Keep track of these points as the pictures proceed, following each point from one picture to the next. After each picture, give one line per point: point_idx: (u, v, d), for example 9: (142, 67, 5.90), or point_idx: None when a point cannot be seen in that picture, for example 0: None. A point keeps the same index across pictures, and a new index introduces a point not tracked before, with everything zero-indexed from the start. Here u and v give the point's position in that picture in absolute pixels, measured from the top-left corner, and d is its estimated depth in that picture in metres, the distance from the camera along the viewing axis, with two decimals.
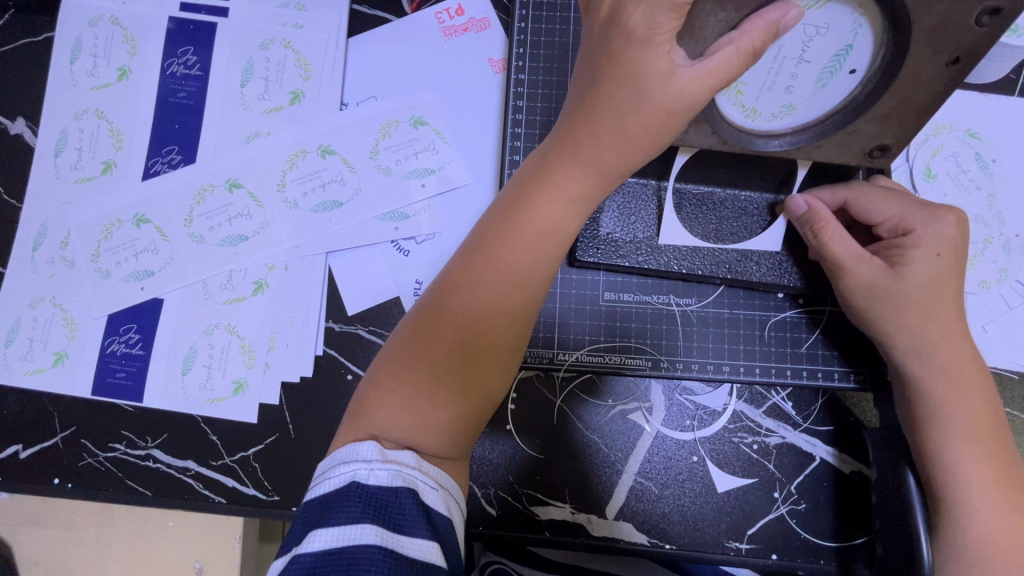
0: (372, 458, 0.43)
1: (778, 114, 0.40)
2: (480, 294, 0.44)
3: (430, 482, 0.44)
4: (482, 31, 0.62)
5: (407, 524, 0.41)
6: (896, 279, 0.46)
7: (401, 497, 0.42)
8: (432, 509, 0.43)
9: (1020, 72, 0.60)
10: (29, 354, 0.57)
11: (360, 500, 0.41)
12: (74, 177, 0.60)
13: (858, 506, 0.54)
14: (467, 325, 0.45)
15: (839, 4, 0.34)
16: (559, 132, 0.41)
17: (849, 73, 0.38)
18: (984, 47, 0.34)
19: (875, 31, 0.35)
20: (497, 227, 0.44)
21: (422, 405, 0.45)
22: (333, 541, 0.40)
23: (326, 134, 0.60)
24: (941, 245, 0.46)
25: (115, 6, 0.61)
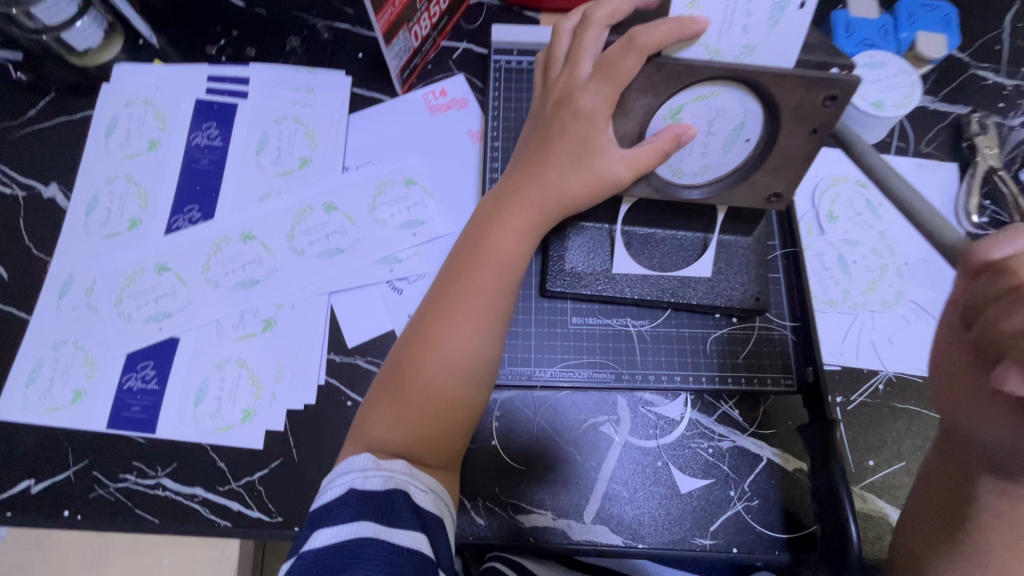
0: (366, 467, 0.50)
1: (697, 172, 0.52)
2: (457, 315, 0.54)
3: (420, 486, 0.50)
4: (462, 108, 0.75)
5: (398, 519, 0.47)
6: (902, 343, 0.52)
7: (392, 496, 0.48)
8: (423, 509, 0.49)
9: (892, 136, 0.76)
10: (49, 392, 0.62)
11: (356, 503, 0.47)
12: (103, 233, 0.68)
13: (801, 501, 0.62)
14: (448, 347, 0.53)
15: (731, 94, 0.46)
16: (519, 183, 0.55)
17: (746, 141, 0.50)
18: (833, 120, 0.47)
19: (761, 111, 0.47)
20: (470, 262, 0.55)
21: (410, 413, 0.53)
22: (333, 537, 0.45)
23: (331, 193, 0.70)
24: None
25: (149, 90, 0.72)
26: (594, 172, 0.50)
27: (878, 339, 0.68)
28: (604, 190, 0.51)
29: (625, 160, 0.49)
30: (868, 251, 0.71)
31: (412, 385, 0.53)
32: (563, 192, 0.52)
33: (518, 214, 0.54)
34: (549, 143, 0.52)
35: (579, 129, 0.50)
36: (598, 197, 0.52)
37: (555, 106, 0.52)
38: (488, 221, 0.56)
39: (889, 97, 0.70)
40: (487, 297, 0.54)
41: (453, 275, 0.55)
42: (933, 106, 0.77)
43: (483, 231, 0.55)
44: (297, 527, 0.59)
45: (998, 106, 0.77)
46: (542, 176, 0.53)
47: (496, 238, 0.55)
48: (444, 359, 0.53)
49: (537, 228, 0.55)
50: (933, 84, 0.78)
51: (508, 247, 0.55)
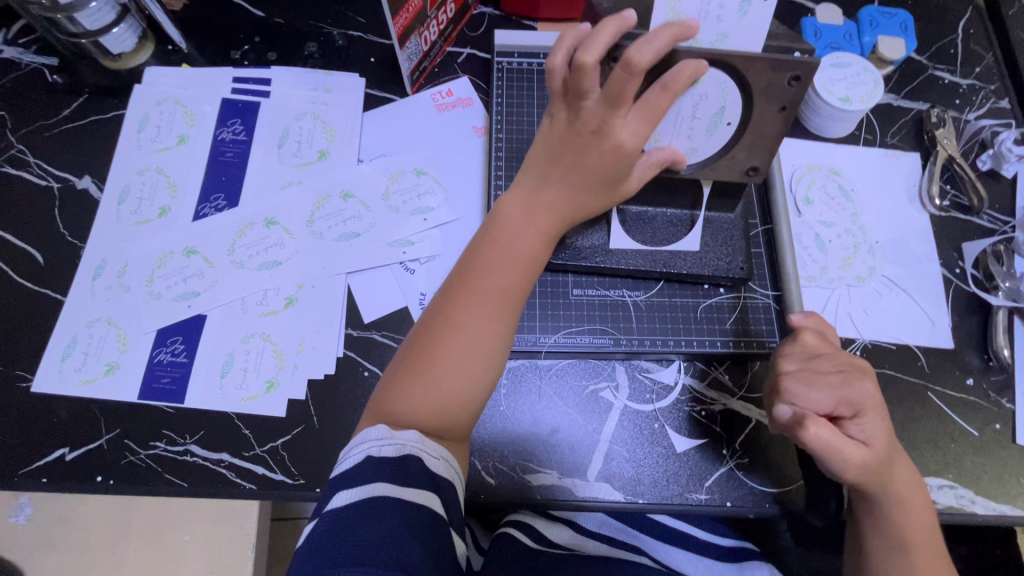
0: (382, 437, 0.52)
1: (686, 153, 0.59)
2: (474, 311, 0.55)
3: (432, 453, 0.53)
4: (467, 106, 0.81)
5: (411, 479, 0.50)
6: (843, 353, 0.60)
7: (406, 460, 0.51)
8: (436, 474, 0.52)
9: (859, 128, 0.83)
10: (83, 366, 0.66)
11: (373, 466, 0.50)
12: (134, 220, 0.73)
13: (789, 458, 0.66)
14: (470, 337, 0.55)
15: (710, 85, 0.52)
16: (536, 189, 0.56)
17: (727, 125, 0.56)
18: (799, 100, 0.53)
19: (737, 97, 0.54)
20: (488, 255, 0.56)
21: (434, 403, 0.54)
22: (353, 497, 0.48)
23: (347, 183, 0.76)
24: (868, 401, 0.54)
25: (178, 91, 0.78)
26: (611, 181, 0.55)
27: (854, 310, 0.73)
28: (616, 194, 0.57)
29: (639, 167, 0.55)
30: (841, 230, 0.77)
31: (435, 373, 0.54)
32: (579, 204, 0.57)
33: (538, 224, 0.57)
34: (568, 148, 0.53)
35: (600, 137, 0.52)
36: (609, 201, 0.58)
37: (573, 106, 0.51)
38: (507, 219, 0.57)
39: (854, 93, 0.77)
40: (505, 292, 0.56)
41: (469, 270, 0.56)
42: (896, 102, 0.85)
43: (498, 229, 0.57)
44: (319, 488, 0.63)
45: (955, 102, 0.85)
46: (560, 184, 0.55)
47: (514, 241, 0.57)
48: (465, 350, 0.55)
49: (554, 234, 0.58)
50: (896, 83, 0.86)
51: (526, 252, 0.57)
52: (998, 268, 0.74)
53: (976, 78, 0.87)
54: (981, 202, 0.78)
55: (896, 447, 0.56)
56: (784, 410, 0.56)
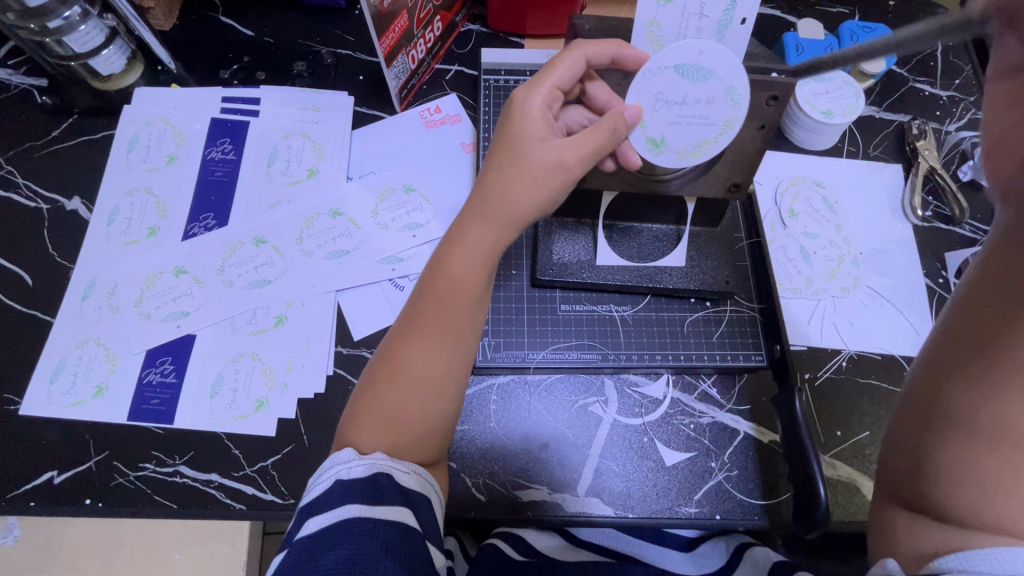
0: (350, 459, 0.54)
1: (734, 100, 0.51)
2: (421, 342, 0.57)
3: (402, 467, 0.55)
4: (455, 123, 0.82)
5: (384, 497, 0.52)
6: None
7: (376, 479, 0.53)
8: (408, 488, 0.54)
9: (842, 141, 0.84)
10: (71, 388, 0.66)
11: (343, 488, 0.52)
12: (123, 240, 0.73)
13: (777, 469, 0.67)
14: (415, 370, 0.56)
15: (640, 90, 0.51)
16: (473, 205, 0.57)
17: (699, 52, 0.49)
18: (778, 118, 0.54)
19: (665, 58, 0.49)
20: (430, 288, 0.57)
21: (386, 427, 0.56)
22: (322, 522, 0.50)
23: (337, 200, 0.76)
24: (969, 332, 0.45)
25: (167, 111, 0.79)
26: (538, 165, 0.54)
27: (839, 321, 0.74)
28: (550, 177, 0.54)
29: (570, 145, 0.53)
30: (826, 242, 0.78)
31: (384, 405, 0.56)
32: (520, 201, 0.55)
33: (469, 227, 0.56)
34: (495, 146, 0.56)
35: (522, 128, 0.55)
36: (545, 187, 0.54)
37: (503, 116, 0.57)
38: (445, 245, 0.58)
39: (836, 106, 0.79)
40: (451, 323, 0.57)
41: (421, 304, 0.57)
42: (878, 114, 0.86)
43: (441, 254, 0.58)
44: None
45: (936, 114, 0.87)
46: (486, 179, 0.56)
47: (451, 256, 0.57)
48: (413, 382, 0.56)
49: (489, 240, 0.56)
50: (877, 96, 0.87)
51: (461, 266, 0.56)
52: None
53: (955, 90, 0.88)
54: (964, 212, 0.79)
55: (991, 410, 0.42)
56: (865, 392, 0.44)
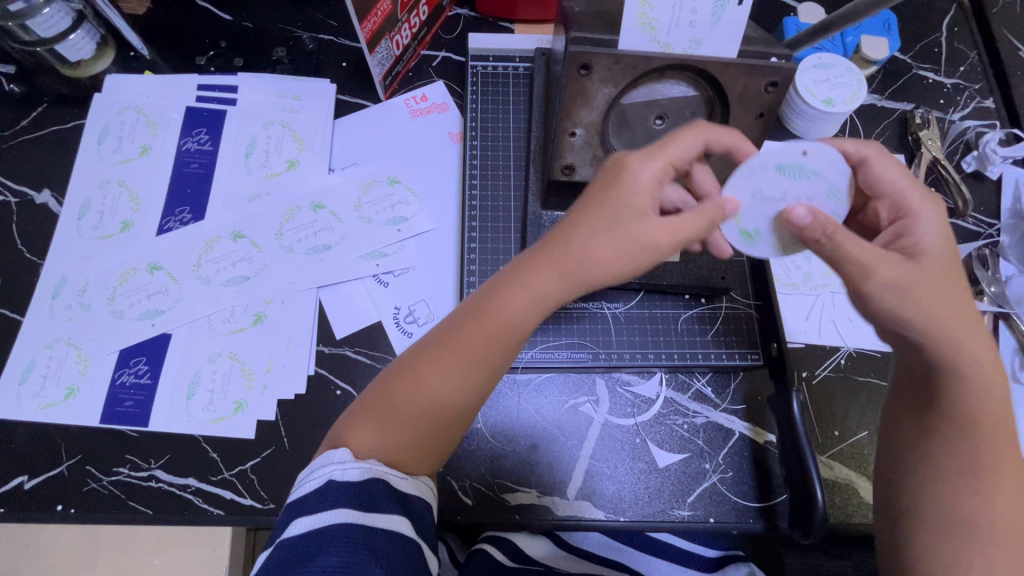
0: (346, 460, 0.50)
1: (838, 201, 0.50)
2: (450, 360, 0.51)
3: (400, 474, 0.52)
4: (442, 112, 0.79)
5: (378, 503, 0.49)
6: (917, 266, 0.43)
7: (372, 484, 0.50)
8: (405, 493, 0.51)
9: (843, 130, 0.81)
10: (41, 390, 0.64)
11: (338, 490, 0.49)
12: (95, 235, 0.70)
13: (772, 471, 0.65)
14: (437, 388, 0.51)
15: (735, 173, 0.50)
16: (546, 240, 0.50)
17: (802, 151, 0.50)
18: (777, 106, 0.52)
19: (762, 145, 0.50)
20: (473, 315, 0.51)
21: (396, 436, 0.52)
22: (311, 525, 0.47)
23: (318, 193, 0.73)
24: (933, 230, 0.45)
25: (140, 99, 0.75)
26: (633, 244, 0.46)
27: (839, 317, 0.72)
28: (641, 259, 0.47)
29: (667, 228, 0.46)
30: None
31: (396, 417, 0.52)
32: (589, 261, 0.47)
33: (535, 274, 0.49)
34: (587, 204, 0.48)
35: (625, 197, 0.47)
36: (627, 268, 0.47)
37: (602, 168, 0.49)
38: (499, 282, 0.51)
39: (837, 95, 0.76)
40: (481, 351, 0.51)
41: (456, 321, 0.51)
42: (881, 103, 0.83)
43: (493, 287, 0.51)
44: None
45: (940, 102, 0.84)
46: (569, 242, 0.48)
47: (503, 294, 0.50)
48: (431, 398, 0.52)
49: (550, 295, 0.49)
50: (879, 84, 0.84)
51: (513, 307, 0.49)
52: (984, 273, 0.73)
53: (960, 78, 0.85)
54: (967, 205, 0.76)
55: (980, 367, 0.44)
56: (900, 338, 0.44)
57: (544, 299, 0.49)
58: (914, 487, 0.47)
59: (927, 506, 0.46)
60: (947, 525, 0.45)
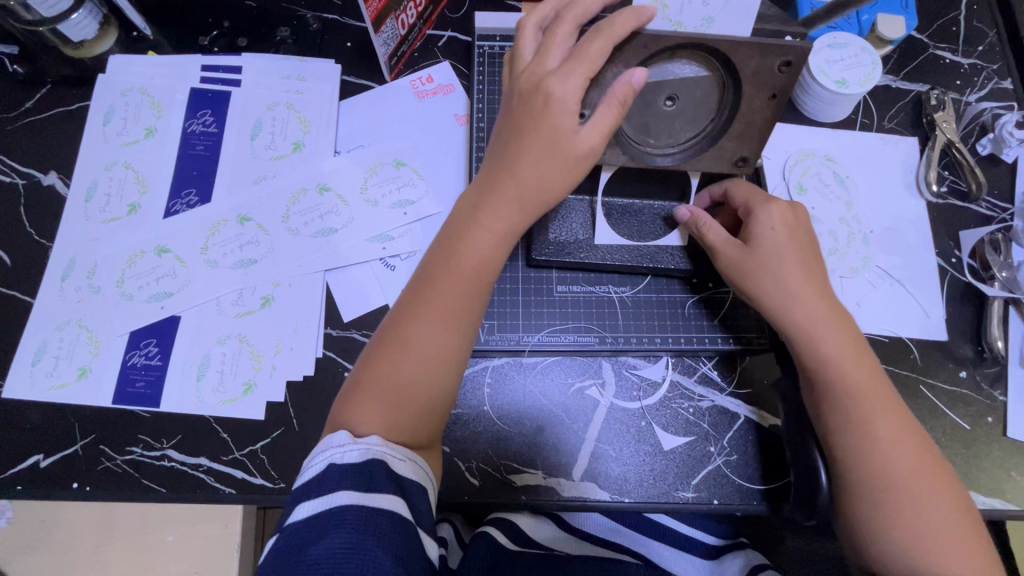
0: (345, 443, 0.53)
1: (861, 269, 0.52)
2: (430, 313, 0.57)
3: (397, 453, 0.54)
4: (448, 93, 0.78)
5: (377, 484, 0.51)
6: (748, 249, 0.59)
7: (370, 466, 0.52)
8: (401, 475, 0.53)
9: (856, 112, 0.80)
10: (54, 370, 0.64)
11: (337, 474, 0.51)
12: (102, 218, 0.70)
13: (777, 454, 0.65)
14: (422, 345, 0.57)
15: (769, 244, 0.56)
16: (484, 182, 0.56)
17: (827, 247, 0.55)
18: (791, 86, 0.51)
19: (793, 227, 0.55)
20: (438, 263, 0.57)
21: (390, 402, 0.56)
22: (313, 509, 0.49)
23: (324, 175, 0.73)
24: (777, 223, 0.59)
25: (144, 80, 0.75)
26: (567, 155, 0.52)
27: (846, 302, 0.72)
28: (579, 167, 0.53)
29: (594, 131, 0.51)
30: (836, 221, 0.74)
31: (388, 382, 0.56)
32: (536, 187, 0.54)
33: (493, 211, 0.55)
34: (520, 137, 0.53)
35: (556, 119, 0.51)
36: (574, 175, 0.54)
37: (523, 98, 0.53)
38: (455, 225, 0.57)
39: (852, 75, 0.74)
40: (460, 297, 0.57)
41: (428, 276, 0.57)
42: (895, 84, 0.82)
43: (457, 234, 0.57)
44: None
45: (956, 83, 0.82)
46: (516, 173, 0.54)
47: (470, 238, 0.56)
48: (421, 359, 0.57)
49: (511, 227, 0.56)
50: (894, 64, 0.82)
51: (483, 249, 0.56)
52: (996, 257, 0.72)
53: (977, 58, 0.83)
54: (980, 188, 0.75)
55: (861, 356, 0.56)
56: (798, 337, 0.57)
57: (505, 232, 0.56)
58: (844, 450, 0.54)
59: (860, 457, 0.54)
60: (861, 459, 0.54)
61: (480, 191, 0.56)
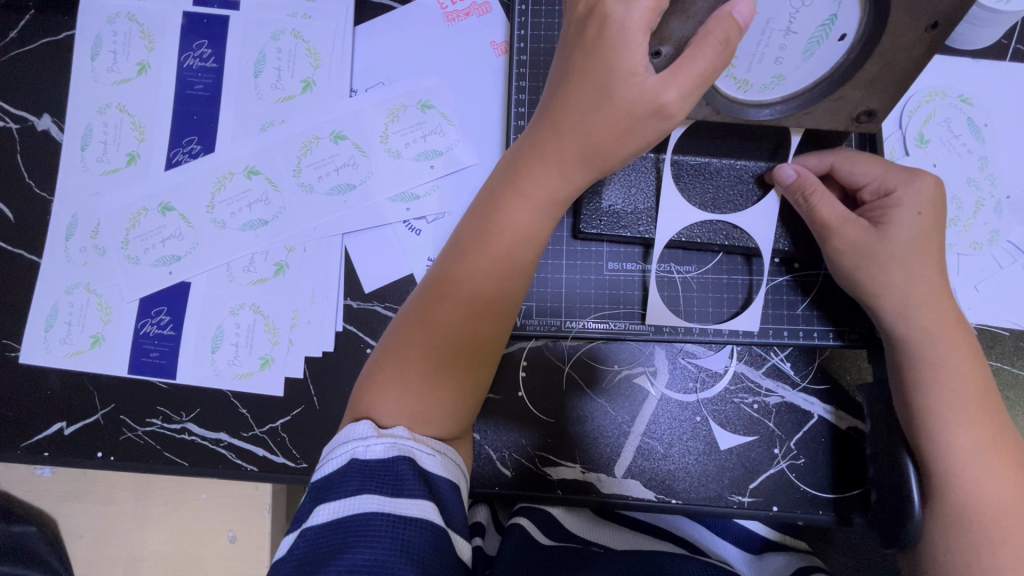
0: (368, 435, 0.44)
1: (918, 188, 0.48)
2: (465, 288, 0.46)
3: (425, 448, 0.44)
4: (484, 14, 0.64)
5: (406, 487, 0.41)
6: (880, 237, 0.48)
7: (397, 466, 0.42)
8: (432, 475, 0.43)
9: (1012, 36, 0.61)
10: (68, 337, 0.61)
11: (359, 474, 0.42)
12: (101, 169, 0.63)
13: (853, 460, 0.57)
14: (459, 324, 0.46)
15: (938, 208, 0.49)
16: (530, 138, 0.45)
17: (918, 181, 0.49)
18: (961, 12, 0.36)
19: (897, 180, 0.49)
20: (477, 228, 0.47)
21: (420, 387, 0.46)
22: (335, 513, 0.40)
23: (339, 120, 0.63)
24: (921, 204, 0.48)
25: (132, 3, 0.64)
26: (632, 105, 0.41)
27: (963, 285, 0.59)
28: (646, 127, 0.42)
29: (674, 78, 0.39)
30: (963, 182, 0.59)
31: (418, 364, 0.46)
32: (589, 146, 0.43)
33: (539, 174, 0.45)
34: (572, 84, 0.43)
35: (617, 50, 0.40)
36: (634, 139, 0.43)
37: (577, 25, 0.43)
38: (496, 186, 0.47)
39: None
40: (496, 271, 0.46)
41: (461, 243, 0.47)
42: None
43: (496, 195, 0.47)
44: None
45: None
46: (568, 124, 0.43)
47: (510, 201, 0.46)
48: (457, 338, 0.46)
49: (557, 197, 0.46)
50: None
51: (523, 219, 0.46)
52: None
53: None
54: None
55: (981, 371, 0.47)
56: (887, 322, 0.48)
57: (550, 201, 0.46)
58: (936, 464, 0.46)
59: (959, 477, 0.45)
60: (956, 480, 0.45)
61: (525, 147, 0.46)
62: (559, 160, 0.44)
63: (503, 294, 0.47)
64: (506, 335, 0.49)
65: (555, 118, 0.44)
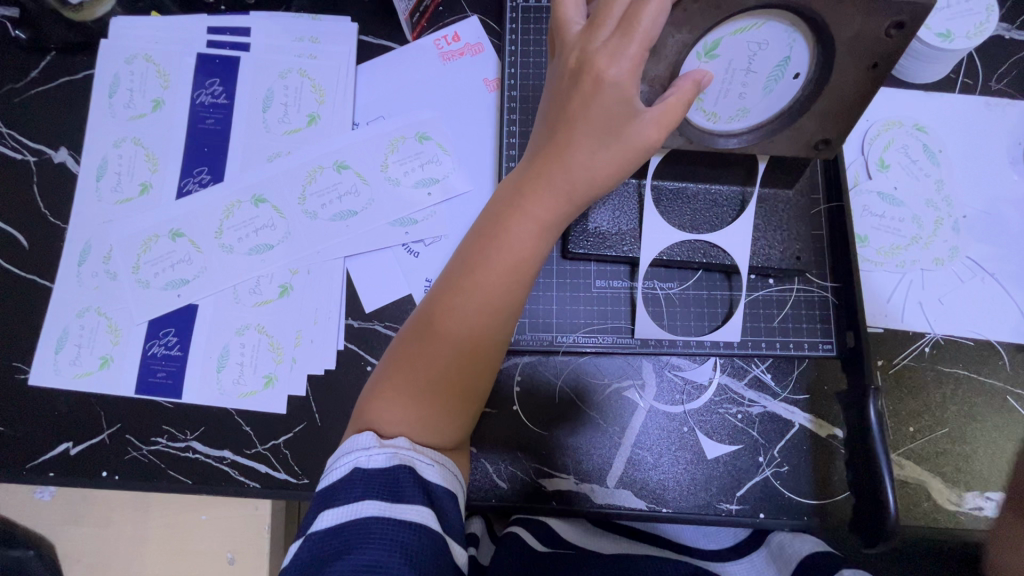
0: (370, 445, 0.46)
1: None
2: (466, 307, 0.49)
3: (425, 459, 0.46)
4: (477, 54, 0.69)
5: (405, 494, 0.43)
6: None
7: (398, 474, 0.44)
8: (431, 484, 0.46)
9: (959, 71, 0.67)
10: (77, 359, 0.63)
11: (361, 482, 0.44)
12: (115, 198, 0.67)
13: (832, 466, 0.59)
14: (460, 341, 0.49)
15: None
16: (530, 166, 0.49)
17: None
18: (897, 54, 0.41)
19: None
20: (478, 250, 0.50)
21: (423, 401, 0.48)
22: (338, 518, 0.42)
23: (341, 152, 0.67)
24: None
25: (149, 46, 0.69)
26: (625, 149, 0.45)
27: (927, 299, 0.63)
28: (634, 161, 0.46)
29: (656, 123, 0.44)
30: (921, 203, 0.64)
31: (421, 379, 0.49)
32: (584, 176, 0.47)
33: (538, 200, 0.48)
34: (569, 120, 0.46)
35: (611, 101, 0.44)
36: (623, 171, 0.47)
37: (570, 78, 0.46)
38: (497, 210, 0.50)
39: (958, 26, 0.62)
40: (497, 290, 0.49)
41: (463, 263, 0.50)
42: (1009, 34, 0.67)
43: (497, 219, 0.50)
44: None
45: None
46: (564, 158, 0.47)
47: (511, 226, 0.49)
48: (458, 354, 0.49)
49: (556, 220, 0.49)
50: (1012, 9, 0.67)
51: (522, 243, 0.49)
52: None
53: None
54: None
55: None
56: None
57: (547, 227, 0.49)
58: None
59: None
60: None
61: (524, 175, 0.49)
62: (553, 187, 0.48)
63: (502, 312, 0.50)
64: (504, 351, 0.52)
65: (554, 150, 0.47)
